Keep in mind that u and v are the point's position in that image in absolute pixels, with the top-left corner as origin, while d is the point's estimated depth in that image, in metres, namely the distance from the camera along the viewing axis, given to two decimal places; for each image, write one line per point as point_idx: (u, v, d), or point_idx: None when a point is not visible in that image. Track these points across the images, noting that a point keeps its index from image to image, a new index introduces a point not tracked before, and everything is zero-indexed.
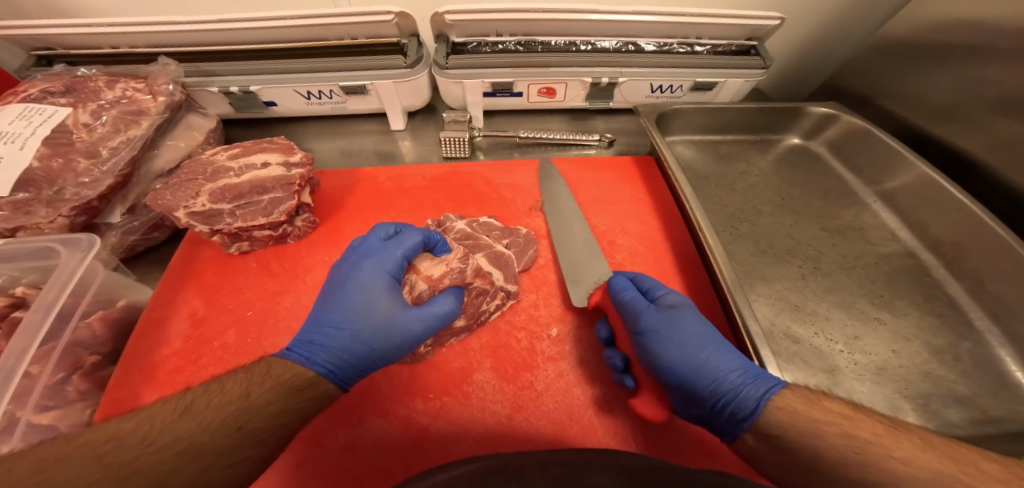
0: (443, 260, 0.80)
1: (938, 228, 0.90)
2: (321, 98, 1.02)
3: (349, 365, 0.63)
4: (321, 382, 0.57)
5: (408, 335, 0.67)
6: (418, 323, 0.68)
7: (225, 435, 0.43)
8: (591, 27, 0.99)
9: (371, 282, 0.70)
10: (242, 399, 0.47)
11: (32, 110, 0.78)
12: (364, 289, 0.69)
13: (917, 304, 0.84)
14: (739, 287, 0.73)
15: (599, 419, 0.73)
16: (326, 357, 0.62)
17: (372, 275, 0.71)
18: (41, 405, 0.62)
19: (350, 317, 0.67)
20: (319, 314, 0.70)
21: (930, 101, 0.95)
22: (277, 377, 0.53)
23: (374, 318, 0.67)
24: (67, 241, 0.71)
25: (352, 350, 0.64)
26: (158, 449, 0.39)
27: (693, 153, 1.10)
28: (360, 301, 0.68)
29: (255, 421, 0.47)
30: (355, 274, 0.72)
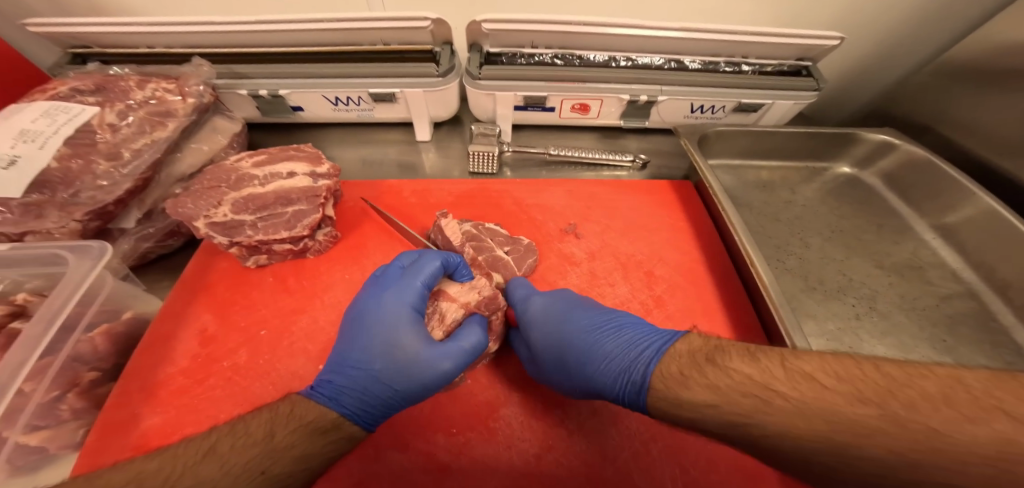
0: (477, 287, 0.74)
1: (1006, 270, 0.82)
2: (348, 105, 0.99)
3: (375, 405, 0.61)
4: (345, 423, 0.57)
5: (433, 373, 0.61)
6: (446, 360, 0.61)
7: (251, 480, 0.42)
8: (632, 43, 0.95)
9: (392, 317, 0.66)
10: (267, 439, 0.46)
11: (58, 108, 0.75)
12: (386, 325, 0.65)
13: (982, 351, 0.76)
14: (795, 325, 0.65)
15: (636, 463, 0.67)
16: (350, 398, 0.59)
17: (393, 309, 0.67)
18: (30, 426, 0.57)
19: (372, 356, 0.64)
20: (339, 352, 0.66)
21: (998, 131, 0.89)
22: (302, 419, 0.52)
23: (398, 356, 0.63)
24: (76, 248, 0.68)
25: (378, 390, 0.61)
26: None
27: (732, 178, 1.04)
28: (383, 336, 0.65)
29: (277, 465, 0.45)
30: (377, 308, 0.68)
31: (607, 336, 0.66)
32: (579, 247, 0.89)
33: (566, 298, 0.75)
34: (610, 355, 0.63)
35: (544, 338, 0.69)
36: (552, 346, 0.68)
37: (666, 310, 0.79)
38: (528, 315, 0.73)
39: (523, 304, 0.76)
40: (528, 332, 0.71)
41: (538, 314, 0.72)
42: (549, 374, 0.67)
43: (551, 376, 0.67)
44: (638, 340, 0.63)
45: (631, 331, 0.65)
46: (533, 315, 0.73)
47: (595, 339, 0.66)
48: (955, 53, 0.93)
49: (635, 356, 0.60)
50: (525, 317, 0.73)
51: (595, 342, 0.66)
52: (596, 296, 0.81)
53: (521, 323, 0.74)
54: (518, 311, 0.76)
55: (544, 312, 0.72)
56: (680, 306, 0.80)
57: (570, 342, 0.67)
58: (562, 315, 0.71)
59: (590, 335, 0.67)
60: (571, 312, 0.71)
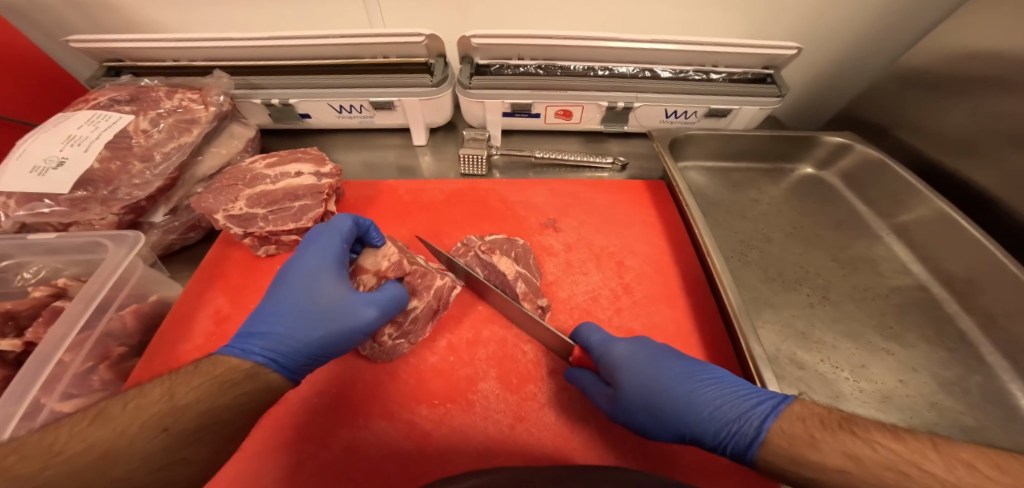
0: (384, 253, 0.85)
1: (952, 263, 0.88)
2: (351, 112, 1.09)
3: (291, 352, 0.65)
4: (257, 374, 0.59)
5: (356, 319, 0.70)
6: (368, 308, 0.71)
7: (152, 436, 0.43)
8: (609, 54, 1.04)
9: (314, 274, 0.74)
10: (164, 399, 0.46)
11: (100, 116, 0.86)
12: (308, 281, 0.73)
13: (928, 337, 0.81)
14: (745, 312, 0.73)
15: (600, 433, 0.73)
16: (264, 347, 0.63)
17: (315, 268, 0.75)
18: (65, 393, 0.66)
19: (292, 309, 0.70)
20: (262, 310, 0.71)
21: (948, 133, 0.96)
22: (207, 374, 0.52)
23: (320, 305, 0.71)
24: (114, 237, 0.79)
25: (297, 337, 0.67)
26: (70, 458, 0.38)
27: (704, 179, 1.12)
28: (311, 290, 0.72)
29: (182, 421, 0.46)
30: (298, 267, 0.75)
31: (696, 382, 0.63)
32: (557, 239, 0.97)
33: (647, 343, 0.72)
34: (714, 404, 0.60)
35: (633, 381, 0.66)
36: (641, 391, 0.65)
37: (633, 296, 0.87)
38: (613, 357, 0.69)
39: (604, 346, 0.72)
40: (614, 372, 0.67)
41: (625, 357, 0.69)
42: (635, 413, 0.65)
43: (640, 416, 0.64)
44: (726, 390, 0.60)
45: (729, 383, 0.62)
46: (620, 358, 0.69)
47: (688, 386, 0.63)
48: (910, 61, 1.00)
49: (745, 407, 0.57)
50: (606, 358, 0.70)
51: (698, 387, 0.63)
52: (570, 282, 0.89)
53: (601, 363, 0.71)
54: (597, 353, 0.72)
55: (628, 356, 0.69)
56: (646, 294, 0.87)
57: (664, 387, 0.64)
58: (649, 359, 0.68)
59: (684, 382, 0.64)
60: (659, 355, 0.68)
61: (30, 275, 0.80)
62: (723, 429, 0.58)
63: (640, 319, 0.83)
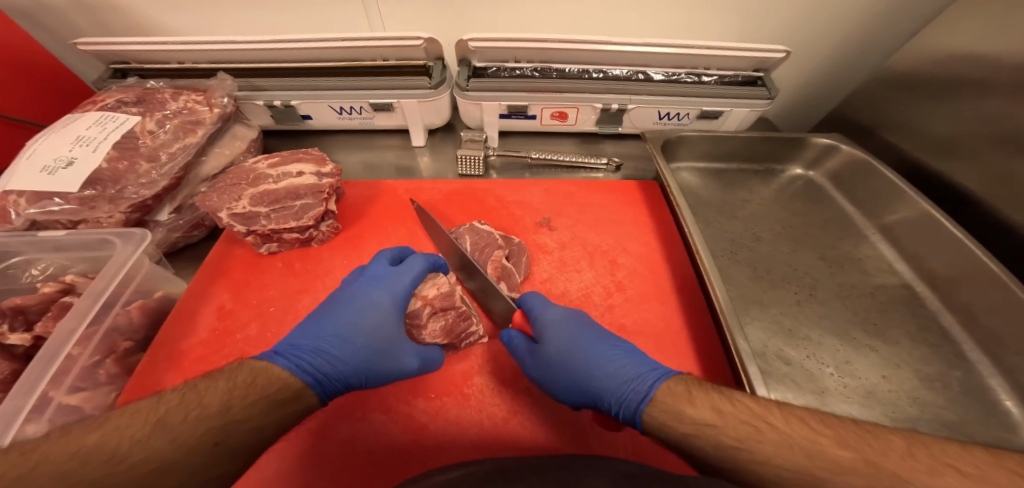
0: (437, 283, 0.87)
1: (935, 263, 0.90)
2: (351, 114, 1.12)
3: (334, 377, 0.67)
4: (303, 396, 0.61)
5: (399, 368, 0.74)
6: (412, 359, 0.76)
7: (202, 451, 0.45)
8: (603, 57, 1.06)
9: (382, 307, 0.77)
10: (222, 411, 0.48)
11: (108, 117, 0.89)
12: (376, 310, 0.77)
13: (911, 334, 0.83)
14: (732, 309, 0.75)
15: (591, 426, 0.75)
16: (317, 367, 0.65)
17: (384, 298, 0.78)
18: (72, 387, 0.68)
19: (354, 334, 0.73)
20: (313, 323, 0.74)
21: (933, 135, 0.98)
22: (263, 390, 0.54)
23: (378, 339, 0.74)
24: (122, 235, 0.82)
25: (346, 364, 0.70)
26: (131, 467, 0.41)
27: (696, 179, 1.15)
28: (369, 322, 0.75)
29: (231, 436, 0.48)
30: (368, 294, 0.78)
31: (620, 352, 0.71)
32: (552, 238, 1.00)
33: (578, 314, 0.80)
34: (614, 366, 0.68)
35: (558, 341, 0.73)
36: (563, 350, 0.72)
37: (625, 293, 0.89)
38: (546, 319, 0.78)
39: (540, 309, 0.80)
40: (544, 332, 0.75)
41: (557, 320, 0.77)
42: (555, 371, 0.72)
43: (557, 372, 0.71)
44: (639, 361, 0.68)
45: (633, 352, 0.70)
46: (550, 320, 0.77)
47: (602, 349, 0.71)
48: (896, 64, 1.03)
49: (639, 370, 0.65)
50: (541, 320, 0.78)
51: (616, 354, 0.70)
52: (564, 280, 0.92)
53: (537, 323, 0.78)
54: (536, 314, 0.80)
55: (560, 319, 0.77)
56: (637, 291, 0.90)
57: (579, 349, 0.72)
58: (573, 325, 0.76)
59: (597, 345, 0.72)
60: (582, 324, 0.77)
61: (38, 272, 0.83)
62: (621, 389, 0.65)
63: (632, 316, 0.86)
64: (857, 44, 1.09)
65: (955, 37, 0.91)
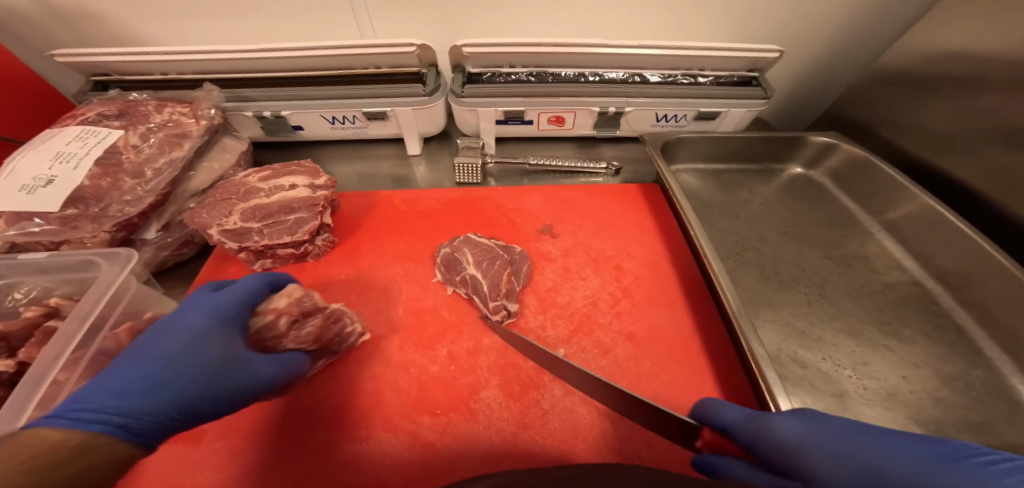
0: (291, 290, 0.78)
1: (943, 259, 0.90)
2: (344, 123, 1.09)
3: (147, 418, 0.55)
4: (92, 450, 0.48)
5: (252, 379, 0.65)
6: (269, 366, 0.68)
7: None
8: (599, 60, 1.05)
9: (206, 327, 0.65)
10: None
11: (88, 132, 0.85)
12: (198, 332, 0.64)
13: (927, 332, 0.82)
14: (744, 312, 0.74)
15: (606, 438, 0.72)
16: (119, 412, 0.53)
17: (206, 318, 0.66)
18: None
19: (172, 363, 0.60)
20: (119, 368, 0.59)
21: (928, 131, 0.99)
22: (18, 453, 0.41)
23: (213, 360, 0.63)
24: (106, 255, 0.78)
25: (162, 399, 0.58)
26: None
27: (697, 180, 1.14)
28: (197, 346, 0.63)
29: None
30: (186, 316, 0.66)
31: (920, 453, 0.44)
32: (555, 245, 0.98)
33: (819, 417, 0.52)
34: None
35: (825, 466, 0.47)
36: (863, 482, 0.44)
37: (633, 299, 0.87)
38: (777, 439, 0.52)
39: (756, 420, 0.56)
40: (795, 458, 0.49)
41: (795, 437, 0.50)
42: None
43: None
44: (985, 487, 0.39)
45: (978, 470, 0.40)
46: (788, 439, 0.51)
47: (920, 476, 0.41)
48: (888, 62, 1.03)
49: None
50: (772, 437, 0.52)
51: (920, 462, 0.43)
52: (569, 288, 0.90)
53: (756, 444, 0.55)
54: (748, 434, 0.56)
55: (801, 429, 0.51)
56: (645, 296, 0.88)
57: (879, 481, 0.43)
58: (859, 435, 0.48)
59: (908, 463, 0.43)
60: (850, 432, 0.48)
61: (20, 296, 0.77)
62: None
63: (641, 322, 0.84)
64: (849, 43, 1.10)
65: (946, 35, 0.92)
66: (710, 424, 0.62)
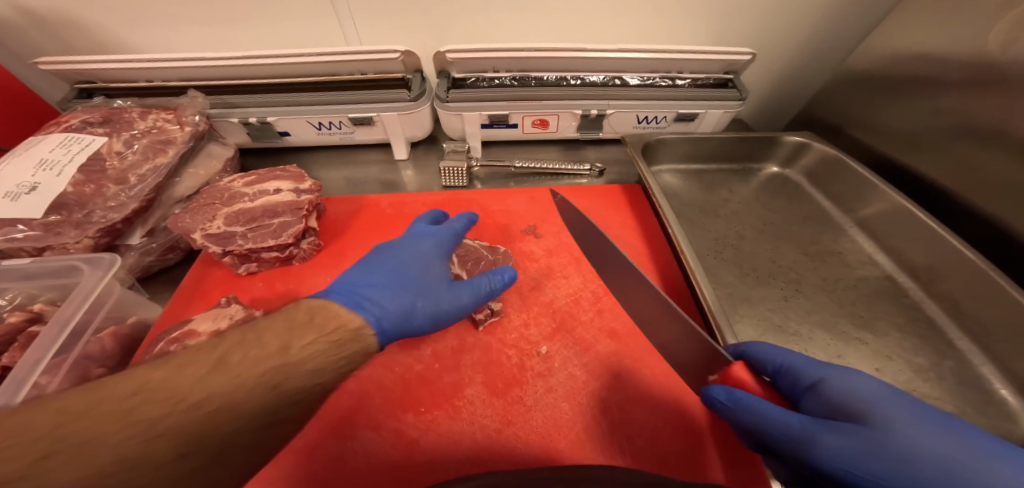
0: (225, 315, 0.75)
1: (913, 254, 0.93)
2: (331, 129, 1.10)
3: (394, 317, 0.69)
4: (364, 336, 0.60)
5: (454, 303, 0.77)
6: (465, 295, 0.78)
7: (180, 416, 0.39)
8: (580, 64, 1.08)
9: (420, 254, 0.81)
10: (279, 352, 0.49)
11: (71, 139, 0.86)
12: (423, 257, 0.81)
13: (898, 325, 0.85)
14: (720, 308, 0.76)
15: (588, 433, 0.73)
16: (374, 308, 0.66)
17: (430, 246, 0.83)
18: None
19: (403, 273, 0.76)
20: (352, 278, 0.72)
21: (896, 131, 1.02)
22: (324, 330, 0.55)
23: (431, 275, 0.79)
24: (90, 261, 0.78)
25: (411, 301, 0.73)
26: (189, 405, 0.40)
27: (678, 180, 1.16)
28: (432, 268, 0.80)
29: (291, 378, 0.49)
30: (417, 244, 0.82)
31: (985, 439, 0.46)
32: (538, 245, 0.99)
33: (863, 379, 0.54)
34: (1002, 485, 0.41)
35: (910, 427, 0.48)
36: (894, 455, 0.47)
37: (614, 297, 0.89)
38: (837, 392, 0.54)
39: (817, 369, 0.57)
40: (872, 409, 0.50)
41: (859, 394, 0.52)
42: (915, 473, 0.45)
43: (923, 475, 0.45)
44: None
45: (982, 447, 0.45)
46: (864, 397, 0.52)
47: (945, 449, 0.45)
48: (856, 64, 1.07)
49: None
50: (843, 386, 0.54)
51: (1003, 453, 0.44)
52: (552, 287, 0.91)
53: (816, 395, 0.56)
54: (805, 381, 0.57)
55: (880, 393, 0.52)
56: None
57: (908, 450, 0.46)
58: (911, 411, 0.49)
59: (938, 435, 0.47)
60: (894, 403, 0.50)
61: (4, 302, 0.77)
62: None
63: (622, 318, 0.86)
64: (820, 46, 1.14)
65: (909, 36, 0.96)
66: (759, 365, 0.62)
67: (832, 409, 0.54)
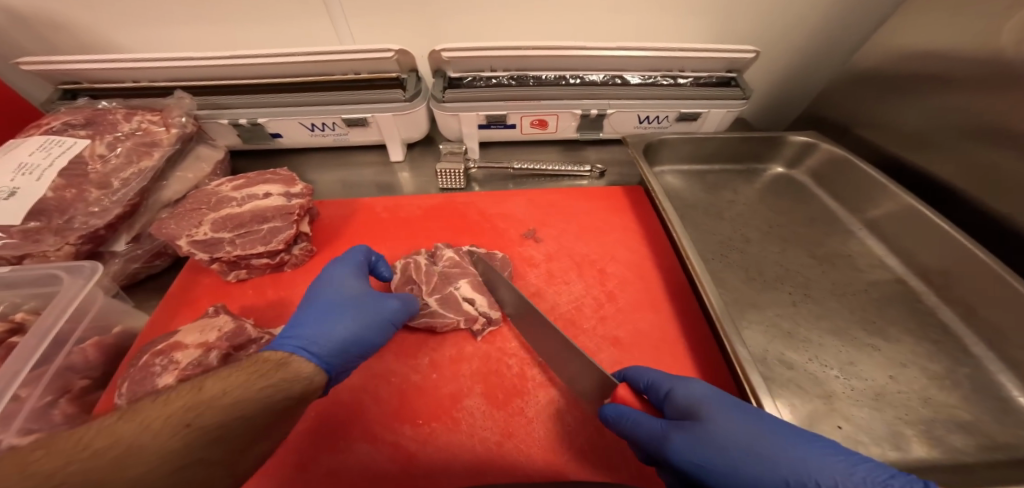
0: (214, 325, 0.71)
1: (925, 255, 0.90)
2: (324, 130, 1.07)
3: (334, 351, 0.66)
4: (292, 362, 0.58)
5: (388, 311, 0.76)
6: (389, 301, 0.77)
7: (173, 433, 0.39)
8: (579, 63, 1.05)
9: (337, 282, 0.77)
10: (202, 392, 0.43)
11: (52, 141, 0.83)
12: (333, 284, 0.77)
13: (912, 331, 0.82)
14: (727, 315, 0.73)
15: (592, 445, 0.70)
16: (323, 349, 0.65)
17: (350, 278, 0.78)
18: (24, 429, 0.60)
19: (341, 309, 0.72)
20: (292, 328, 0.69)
21: (905, 130, 0.99)
22: (255, 373, 0.50)
23: (348, 296, 0.75)
24: (71, 269, 0.74)
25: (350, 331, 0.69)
26: (96, 453, 0.34)
27: (681, 182, 1.14)
28: (347, 293, 0.75)
29: (205, 417, 0.42)
30: (342, 282, 0.77)
31: (799, 431, 0.53)
32: (538, 250, 0.96)
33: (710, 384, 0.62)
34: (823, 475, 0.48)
35: (731, 422, 0.55)
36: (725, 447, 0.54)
37: (618, 303, 0.86)
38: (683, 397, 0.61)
39: (672, 379, 0.64)
40: (705, 407, 0.58)
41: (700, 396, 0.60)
42: (734, 466, 0.53)
43: (739, 466, 0.52)
44: (864, 468, 0.48)
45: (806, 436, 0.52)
46: (702, 400, 0.59)
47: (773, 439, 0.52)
48: (863, 62, 1.04)
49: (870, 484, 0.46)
50: (687, 391, 0.61)
51: (805, 441, 0.51)
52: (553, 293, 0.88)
53: (670, 402, 0.62)
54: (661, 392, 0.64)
55: (711, 395, 0.60)
56: (630, 300, 0.87)
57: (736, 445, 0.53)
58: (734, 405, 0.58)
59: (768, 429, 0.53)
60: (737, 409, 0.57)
61: None
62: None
63: (626, 326, 0.82)
64: (825, 44, 1.12)
65: (918, 32, 0.93)
66: (634, 378, 0.69)
67: (683, 413, 0.60)
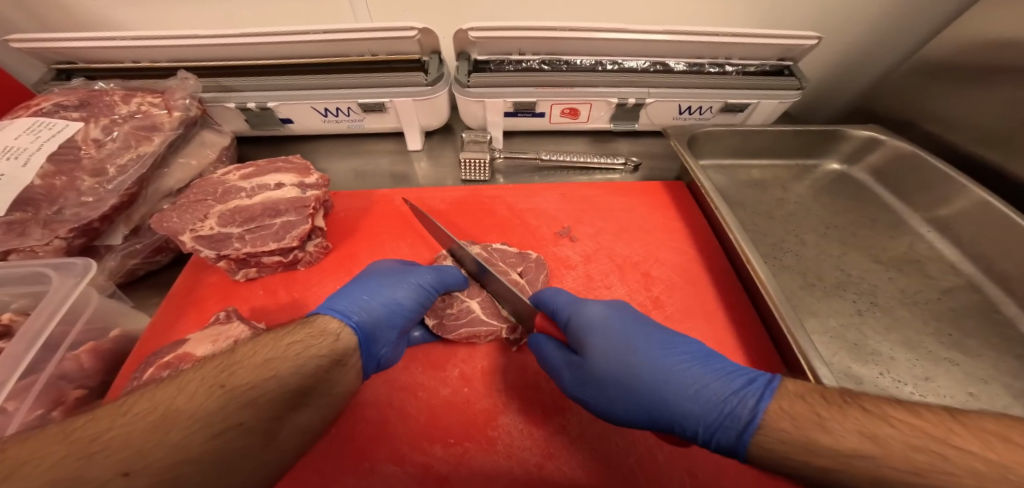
0: (229, 335, 0.65)
1: (1004, 261, 0.82)
2: (338, 116, 0.99)
3: (372, 314, 0.64)
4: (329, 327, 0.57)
5: (428, 279, 0.74)
6: (428, 272, 0.75)
7: (207, 396, 0.38)
8: (616, 47, 0.96)
9: (382, 265, 0.78)
10: (240, 360, 0.44)
11: (41, 124, 0.74)
12: (377, 267, 0.78)
13: (992, 344, 0.74)
14: (800, 325, 0.63)
15: (643, 470, 0.63)
16: (358, 310, 0.64)
17: (387, 262, 0.79)
18: None
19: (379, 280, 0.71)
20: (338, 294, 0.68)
21: (983, 126, 0.91)
22: (294, 341, 0.50)
23: (385, 269, 0.76)
24: (61, 267, 0.67)
25: (383, 296, 0.68)
26: (131, 420, 0.34)
27: (723, 177, 1.05)
28: (383, 268, 0.77)
29: (237, 378, 0.42)
30: (377, 265, 0.78)
31: (661, 348, 0.59)
32: (574, 250, 0.88)
33: (625, 312, 0.66)
34: (678, 387, 0.54)
35: (603, 347, 0.61)
36: (607, 372, 0.59)
37: (665, 311, 0.79)
38: (579, 322, 0.65)
39: (576, 306, 0.67)
40: (585, 338, 0.63)
41: (594, 321, 0.64)
42: (603, 390, 0.59)
43: (606, 387, 0.58)
44: (705, 373, 0.54)
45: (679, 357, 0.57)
46: (593, 324, 0.64)
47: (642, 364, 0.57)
48: (939, 51, 0.95)
49: (719, 390, 0.51)
50: (577, 321, 0.65)
51: (663, 356, 0.57)
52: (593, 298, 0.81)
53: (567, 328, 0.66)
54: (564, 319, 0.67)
55: (601, 321, 0.64)
56: (679, 307, 0.79)
57: (604, 368, 0.59)
58: (624, 335, 0.61)
59: (646, 349, 0.59)
60: (629, 332, 0.61)
61: None
62: (714, 415, 0.50)
63: None
64: (888, 30, 1.02)
65: (1003, 20, 0.85)
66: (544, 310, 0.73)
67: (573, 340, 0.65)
